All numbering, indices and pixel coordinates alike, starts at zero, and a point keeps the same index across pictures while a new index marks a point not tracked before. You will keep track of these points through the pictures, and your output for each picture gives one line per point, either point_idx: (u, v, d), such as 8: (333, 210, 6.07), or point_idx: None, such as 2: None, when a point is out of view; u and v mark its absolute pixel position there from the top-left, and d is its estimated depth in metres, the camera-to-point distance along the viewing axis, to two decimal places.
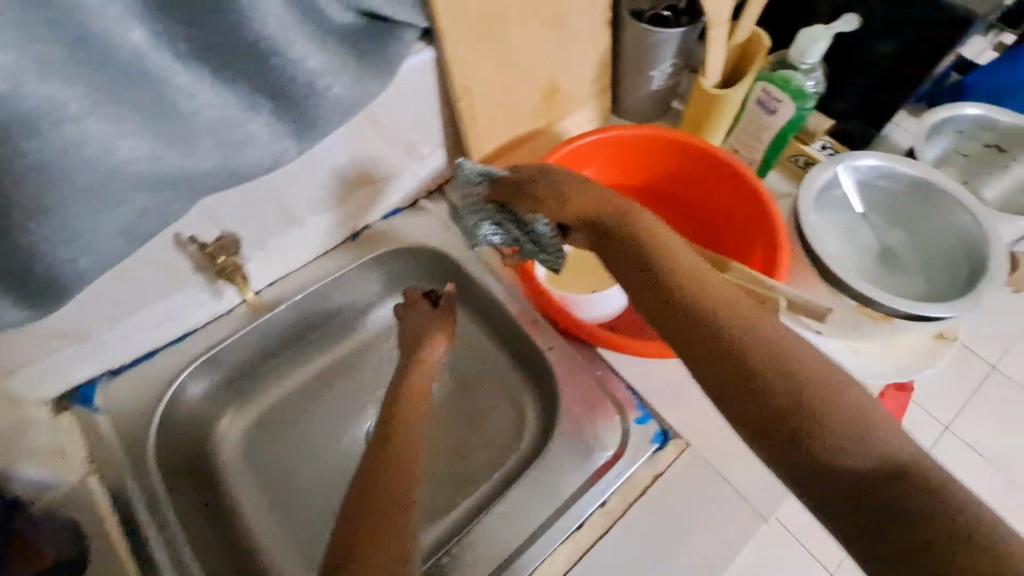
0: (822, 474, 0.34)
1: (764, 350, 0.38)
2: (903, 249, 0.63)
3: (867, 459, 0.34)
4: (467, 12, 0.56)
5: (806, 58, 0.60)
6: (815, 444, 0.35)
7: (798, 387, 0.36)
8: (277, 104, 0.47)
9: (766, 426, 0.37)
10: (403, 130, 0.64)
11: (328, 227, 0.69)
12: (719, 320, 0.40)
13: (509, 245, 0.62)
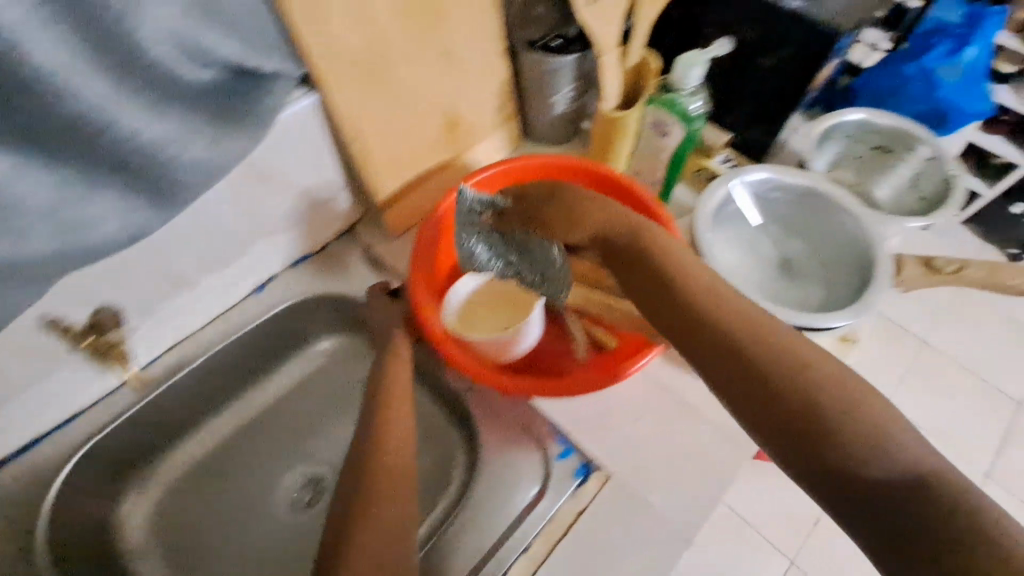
0: (834, 478, 0.35)
1: (778, 356, 0.39)
2: (801, 254, 0.66)
3: (878, 465, 0.35)
4: (349, 58, 0.55)
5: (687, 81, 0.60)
6: (827, 448, 0.36)
7: (809, 391, 0.38)
8: (125, 176, 0.45)
9: (779, 432, 0.38)
10: (294, 177, 0.61)
11: (226, 286, 0.65)
12: (732, 325, 0.41)
13: (510, 270, 0.61)
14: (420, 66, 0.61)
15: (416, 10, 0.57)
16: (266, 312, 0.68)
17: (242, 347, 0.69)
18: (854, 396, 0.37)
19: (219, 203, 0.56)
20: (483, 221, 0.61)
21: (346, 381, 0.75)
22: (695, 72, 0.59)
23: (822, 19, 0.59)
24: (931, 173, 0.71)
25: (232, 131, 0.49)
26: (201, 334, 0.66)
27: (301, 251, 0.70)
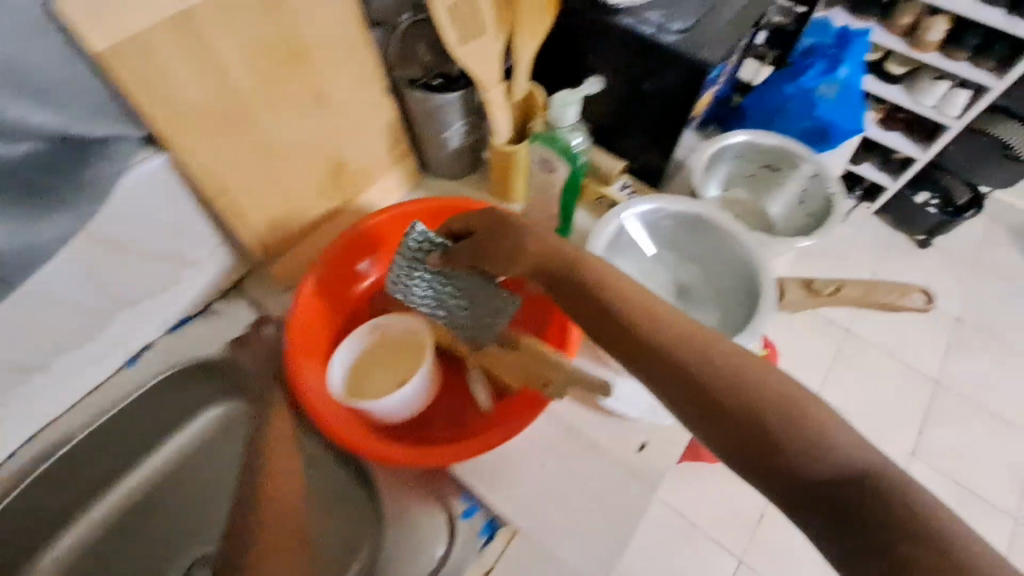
0: (776, 476, 0.35)
1: (714, 362, 0.39)
2: (695, 282, 0.67)
3: (818, 461, 0.34)
4: (195, 112, 0.51)
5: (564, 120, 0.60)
6: (767, 447, 0.36)
7: (747, 391, 0.38)
8: None
9: (721, 436, 0.37)
10: (153, 243, 0.57)
11: (94, 359, 0.61)
12: (669, 336, 0.42)
13: (439, 312, 0.57)
14: (286, 114, 0.58)
15: (272, 59, 0.54)
16: (143, 384, 0.66)
17: (124, 419, 0.66)
18: (790, 395, 0.37)
19: (63, 281, 0.52)
20: (427, 260, 0.56)
21: (246, 445, 0.71)
22: (571, 110, 0.59)
23: (691, 51, 0.60)
24: (816, 189, 0.73)
25: (51, 213, 0.46)
26: (76, 412, 0.64)
27: (181, 312, 0.66)
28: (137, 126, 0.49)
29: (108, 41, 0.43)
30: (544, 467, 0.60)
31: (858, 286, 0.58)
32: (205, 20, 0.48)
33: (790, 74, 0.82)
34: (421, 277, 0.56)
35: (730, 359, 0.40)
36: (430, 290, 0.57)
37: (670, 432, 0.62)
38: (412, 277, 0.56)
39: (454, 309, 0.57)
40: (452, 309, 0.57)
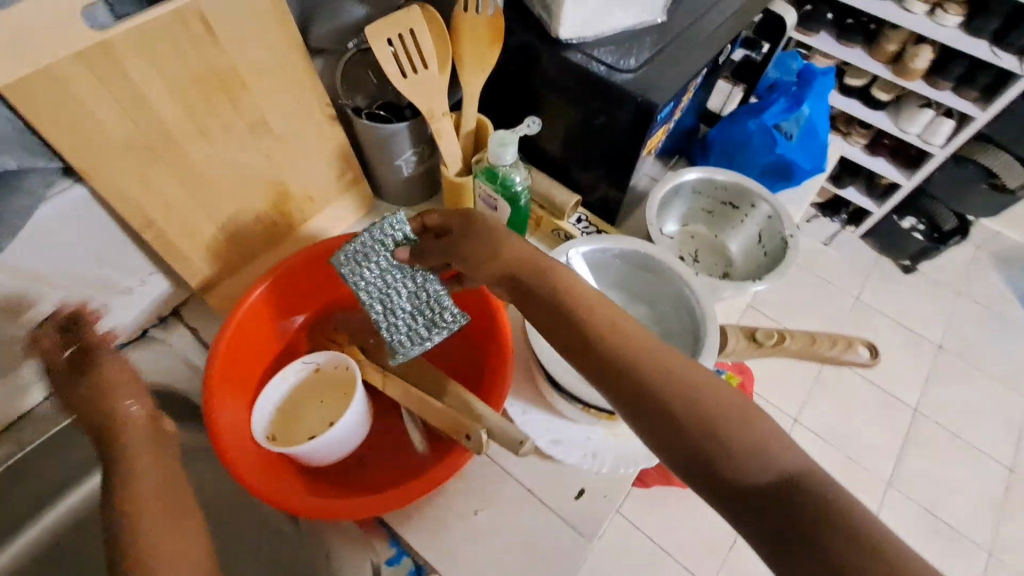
0: (719, 480, 0.36)
1: (668, 369, 0.40)
2: (644, 323, 0.65)
3: (759, 467, 0.35)
4: (114, 144, 0.49)
5: (504, 160, 0.59)
6: (712, 450, 0.36)
7: (695, 399, 0.38)
8: None
9: (669, 438, 0.38)
10: (78, 271, 0.55)
11: (10, 392, 0.58)
12: (626, 343, 0.42)
13: (381, 310, 0.53)
14: (222, 146, 0.57)
15: (202, 89, 0.53)
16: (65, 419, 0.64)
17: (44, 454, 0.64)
18: (735, 403, 0.38)
19: None
20: (394, 251, 0.52)
21: None
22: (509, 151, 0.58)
23: (638, 89, 0.59)
24: (772, 230, 0.70)
25: None
26: None
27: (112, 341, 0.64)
28: (52, 158, 0.48)
29: (8, 78, 0.41)
30: (477, 515, 0.57)
31: (802, 336, 0.59)
32: (122, 52, 0.46)
33: (753, 108, 0.80)
34: (379, 268, 0.51)
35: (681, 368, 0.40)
36: (382, 285, 0.52)
37: (610, 480, 0.60)
38: (374, 266, 0.51)
39: (399, 315, 0.53)
40: (396, 312, 0.53)
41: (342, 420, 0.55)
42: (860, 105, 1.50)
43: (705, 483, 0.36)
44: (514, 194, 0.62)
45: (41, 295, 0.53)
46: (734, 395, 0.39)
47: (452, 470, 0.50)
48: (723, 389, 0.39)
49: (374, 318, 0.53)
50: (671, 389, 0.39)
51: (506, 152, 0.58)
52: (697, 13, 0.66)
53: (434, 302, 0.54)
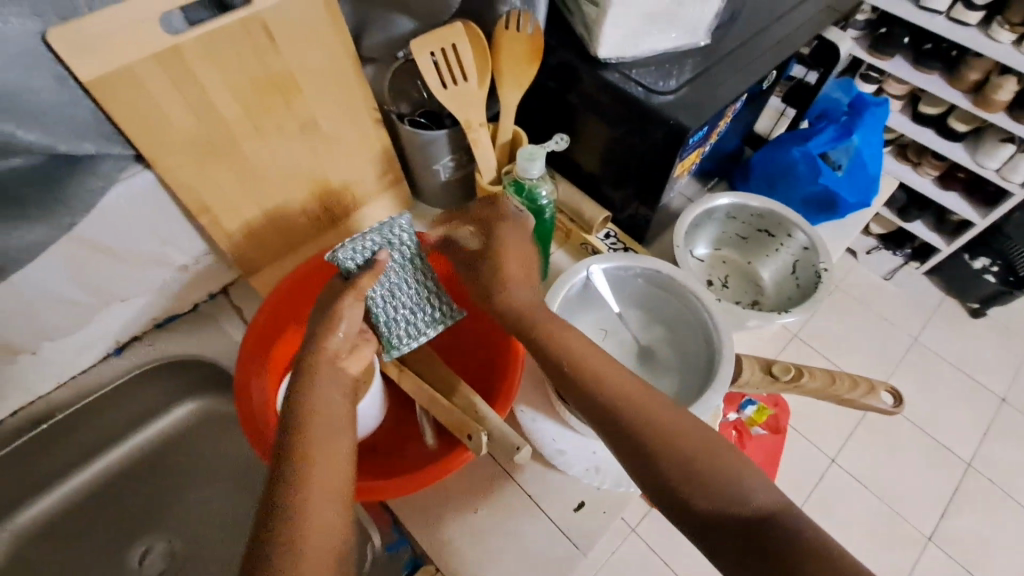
0: (698, 518, 0.40)
1: (649, 414, 0.44)
2: (661, 345, 0.64)
3: (733, 505, 0.39)
4: (179, 137, 0.55)
5: (530, 173, 0.61)
6: (691, 488, 0.40)
7: (673, 441, 0.42)
8: None
9: (653, 477, 0.42)
10: (143, 247, 0.61)
11: (75, 351, 0.64)
12: (612, 387, 0.46)
13: (380, 307, 0.55)
14: (274, 145, 0.62)
15: (260, 92, 0.58)
16: (123, 376, 0.68)
17: (98, 407, 0.68)
18: (712, 445, 0.42)
19: (51, 279, 0.56)
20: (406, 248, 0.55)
21: (219, 443, 0.75)
22: (537, 165, 0.61)
23: (671, 112, 0.59)
24: (807, 261, 0.68)
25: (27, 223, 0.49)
26: (53, 396, 0.66)
27: (168, 312, 0.70)
28: (127, 146, 0.53)
29: (95, 73, 0.47)
30: (475, 513, 0.59)
31: (823, 375, 0.56)
32: (191, 54, 0.51)
33: (800, 134, 0.78)
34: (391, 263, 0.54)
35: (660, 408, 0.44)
36: (388, 283, 0.55)
37: (610, 496, 0.60)
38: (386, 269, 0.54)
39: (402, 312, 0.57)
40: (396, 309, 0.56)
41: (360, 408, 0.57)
42: (936, 135, 1.42)
43: (686, 521, 0.40)
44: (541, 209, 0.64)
45: (107, 267, 0.60)
46: (712, 436, 0.43)
47: (453, 466, 0.52)
48: (702, 433, 0.43)
49: (375, 314, 0.55)
50: (651, 434, 0.43)
51: (533, 165, 0.60)
52: (742, 38, 0.65)
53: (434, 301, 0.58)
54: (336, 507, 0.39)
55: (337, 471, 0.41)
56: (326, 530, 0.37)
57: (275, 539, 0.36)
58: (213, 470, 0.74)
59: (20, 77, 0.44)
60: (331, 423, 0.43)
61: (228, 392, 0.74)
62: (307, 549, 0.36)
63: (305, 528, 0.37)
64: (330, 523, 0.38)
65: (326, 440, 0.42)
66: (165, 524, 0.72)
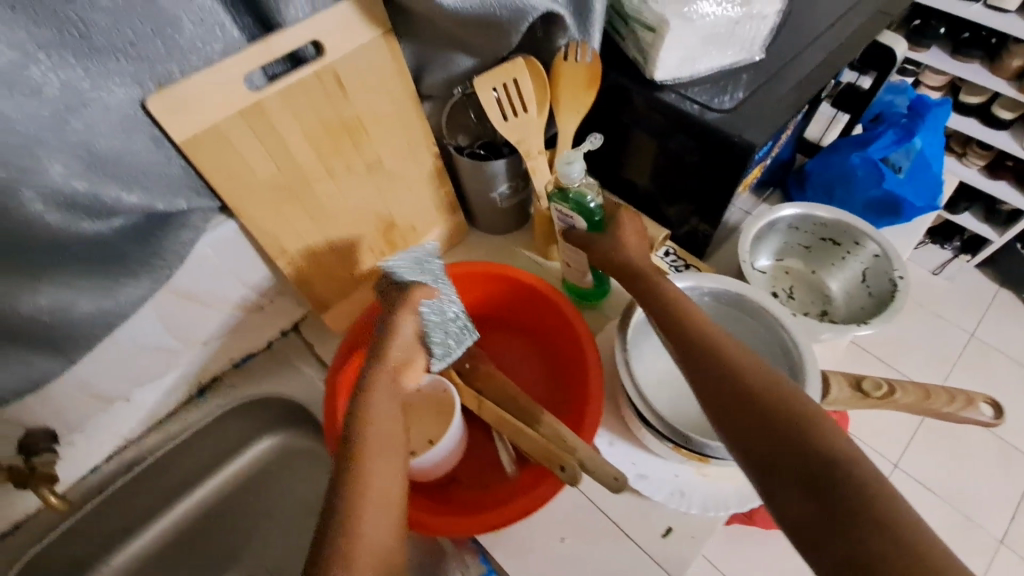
0: (763, 450, 0.41)
1: (767, 391, 0.44)
2: None
3: (803, 443, 0.40)
4: (259, 185, 0.57)
5: (572, 178, 0.60)
6: (788, 459, 0.40)
7: (759, 379, 0.45)
8: (38, 341, 0.48)
9: (748, 445, 0.42)
10: (225, 291, 0.63)
11: (161, 394, 0.67)
12: (734, 358, 0.47)
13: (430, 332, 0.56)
14: (343, 187, 0.64)
15: (332, 138, 0.60)
16: (206, 418, 0.70)
17: (182, 448, 0.70)
18: (824, 428, 0.41)
19: (143, 328, 0.58)
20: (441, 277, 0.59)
21: (295, 478, 0.76)
22: (577, 166, 0.59)
23: (734, 130, 0.59)
24: (879, 269, 0.67)
25: (128, 280, 0.51)
26: (143, 440, 0.68)
27: (244, 351, 0.72)
28: (212, 199, 0.56)
29: (187, 134, 0.50)
30: (563, 541, 0.59)
31: (915, 389, 0.53)
32: (271, 108, 0.54)
33: (856, 140, 0.77)
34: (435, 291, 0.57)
35: (780, 390, 0.44)
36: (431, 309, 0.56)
37: (697, 521, 0.59)
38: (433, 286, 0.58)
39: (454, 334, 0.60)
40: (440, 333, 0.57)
41: (444, 442, 0.58)
42: (980, 124, 1.39)
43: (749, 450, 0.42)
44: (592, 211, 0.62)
45: (191, 313, 0.62)
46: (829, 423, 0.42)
47: (544, 498, 0.52)
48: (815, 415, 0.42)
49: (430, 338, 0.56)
50: (762, 407, 0.43)
51: (571, 168, 0.59)
52: (796, 50, 0.65)
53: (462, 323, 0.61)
54: (388, 522, 0.40)
55: (388, 491, 0.42)
56: (376, 548, 0.38)
57: (326, 552, 0.38)
58: (289, 506, 0.75)
59: (123, 143, 0.46)
60: (382, 448, 0.44)
61: (301, 426, 0.76)
62: (359, 563, 0.37)
63: (358, 535, 0.38)
64: (381, 540, 0.39)
65: (382, 467, 0.43)
66: (246, 561, 0.73)
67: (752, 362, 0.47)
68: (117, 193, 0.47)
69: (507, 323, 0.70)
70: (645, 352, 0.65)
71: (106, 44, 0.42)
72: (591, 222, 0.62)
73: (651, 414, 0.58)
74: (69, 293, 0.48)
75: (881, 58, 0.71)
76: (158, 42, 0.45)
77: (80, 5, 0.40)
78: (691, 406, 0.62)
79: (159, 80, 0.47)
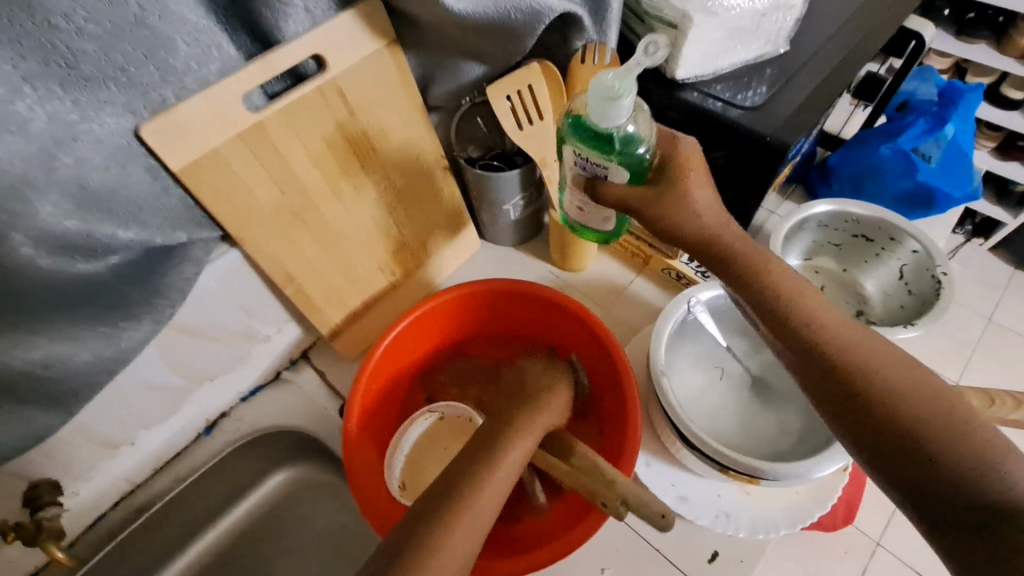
0: (917, 479, 0.37)
1: (891, 391, 0.39)
2: (773, 374, 0.61)
3: (965, 469, 0.35)
4: (263, 211, 0.54)
5: (610, 121, 0.45)
6: (947, 495, 0.35)
7: (899, 394, 0.39)
8: (37, 393, 0.44)
9: (868, 450, 0.39)
10: (232, 324, 0.60)
11: (169, 434, 0.63)
12: (867, 368, 0.41)
13: None
14: (351, 207, 0.61)
15: (339, 157, 0.57)
16: (216, 456, 0.67)
17: (194, 489, 0.67)
18: (963, 433, 0.36)
19: (146, 367, 0.55)
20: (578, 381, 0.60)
21: (312, 513, 0.72)
22: (627, 104, 0.44)
23: (765, 129, 0.56)
24: (920, 266, 0.64)
25: (131, 322, 0.47)
26: (152, 483, 0.65)
27: (253, 383, 0.69)
28: (214, 228, 0.52)
29: (185, 160, 0.46)
30: (604, 573, 0.55)
31: (975, 395, 0.50)
32: (273, 129, 0.51)
33: (885, 131, 0.73)
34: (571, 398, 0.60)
35: (908, 388, 0.39)
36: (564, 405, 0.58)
37: (746, 543, 0.56)
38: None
39: None
40: None
41: None
42: (990, 106, 1.36)
43: (898, 477, 0.37)
44: (639, 159, 0.48)
45: (198, 349, 0.59)
46: (971, 422, 0.37)
47: (586, 534, 0.49)
48: (951, 416, 0.37)
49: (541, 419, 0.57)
50: (884, 408, 0.39)
51: (613, 111, 0.44)
52: (822, 41, 0.62)
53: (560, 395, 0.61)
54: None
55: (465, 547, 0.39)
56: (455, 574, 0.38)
57: None
58: (306, 545, 0.71)
59: (117, 177, 0.43)
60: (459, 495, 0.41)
61: (316, 459, 0.72)
62: None
63: None
64: None
65: (475, 491, 0.42)
66: None
67: (873, 350, 0.41)
68: (113, 231, 0.44)
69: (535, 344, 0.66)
70: (679, 365, 0.61)
71: (96, 71, 0.39)
72: (635, 173, 0.49)
73: (694, 434, 0.52)
74: (69, 342, 0.44)
75: (908, 43, 0.68)
76: (151, 66, 0.42)
77: (67, 32, 0.36)
78: (730, 422, 0.59)
79: (153, 105, 0.44)
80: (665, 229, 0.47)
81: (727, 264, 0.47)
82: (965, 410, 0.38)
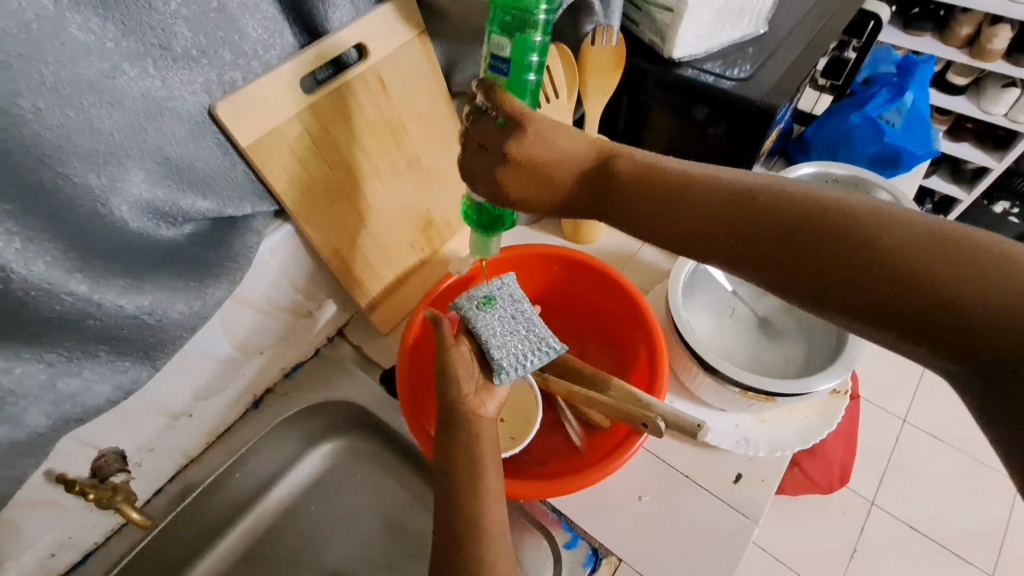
0: (912, 321, 0.35)
1: (832, 256, 0.38)
2: (776, 315, 0.68)
3: (943, 297, 0.34)
4: (314, 186, 0.59)
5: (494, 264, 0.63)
6: (941, 328, 0.34)
7: (849, 248, 0.38)
8: (119, 350, 0.47)
9: (864, 314, 0.37)
10: (280, 298, 0.65)
11: (221, 407, 0.67)
12: (802, 241, 0.39)
13: (498, 358, 0.55)
14: (387, 185, 0.66)
15: (375, 135, 0.62)
16: (264, 428, 0.70)
17: (243, 465, 0.70)
18: (915, 253, 0.36)
19: (206, 337, 0.59)
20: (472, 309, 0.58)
21: (352, 482, 0.76)
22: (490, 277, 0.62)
23: (754, 97, 0.64)
24: None
25: (212, 282, 0.52)
26: (205, 457, 0.68)
27: (295, 359, 0.73)
28: (270, 203, 0.57)
29: (250, 138, 0.51)
30: (640, 500, 0.61)
31: None
32: (323, 110, 0.56)
33: (853, 103, 0.83)
34: (498, 322, 0.58)
35: (848, 237, 0.38)
36: (501, 333, 0.57)
37: (765, 464, 0.62)
38: (491, 314, 0.58)
39: (515, 342, 0.57)
40: (505, 342, 0.57)
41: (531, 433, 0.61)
42: (938, 92, 1.50)
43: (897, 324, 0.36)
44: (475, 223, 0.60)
45: (252, 320, 0.63)
46: (937, 243, 0.36)
47: (626, 456, 0.55)
48: (902, 251, 0.36)
49: (499, 357, 0.55)
50: (849, 269, 0.37)
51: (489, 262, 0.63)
52: (794, 21, 0.71)
53: (521, 325, 0.59)
54: (480, 515, 0.47)
55: (475, 491, 0.48)
56: (486, 539, 0.45)
57: (450, 541, 0.46)
58: (351, 513, 0.74)
59: (194, 151, 0.48)
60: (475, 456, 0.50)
61: (357, 428, 0.76)
62: (468, 547, 0.45)
63: (464, 539, 0.45)
64: (476, 530, 0.46)
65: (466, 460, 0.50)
66: None
67: (799, 217, 0.40)
68: (192, 200, 0.48)
69: (568, 310, 0.73)
70: (693, 312, 0.68)
71: (182, 51, 0.44)
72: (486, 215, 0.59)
73: (716, 362, 0.58)
74: (167, 295, 0.48)
75: (868, 23, 0.75)
76: (227, 49, 0.47)
77: (163, 14, 0.41)
78: (742, 358, 0.66)
79: (224, 87, 0.49)
80: (533, 203, 0.51)
81: (625, 189, 0.47)
82: (916, 236, 0.36)
